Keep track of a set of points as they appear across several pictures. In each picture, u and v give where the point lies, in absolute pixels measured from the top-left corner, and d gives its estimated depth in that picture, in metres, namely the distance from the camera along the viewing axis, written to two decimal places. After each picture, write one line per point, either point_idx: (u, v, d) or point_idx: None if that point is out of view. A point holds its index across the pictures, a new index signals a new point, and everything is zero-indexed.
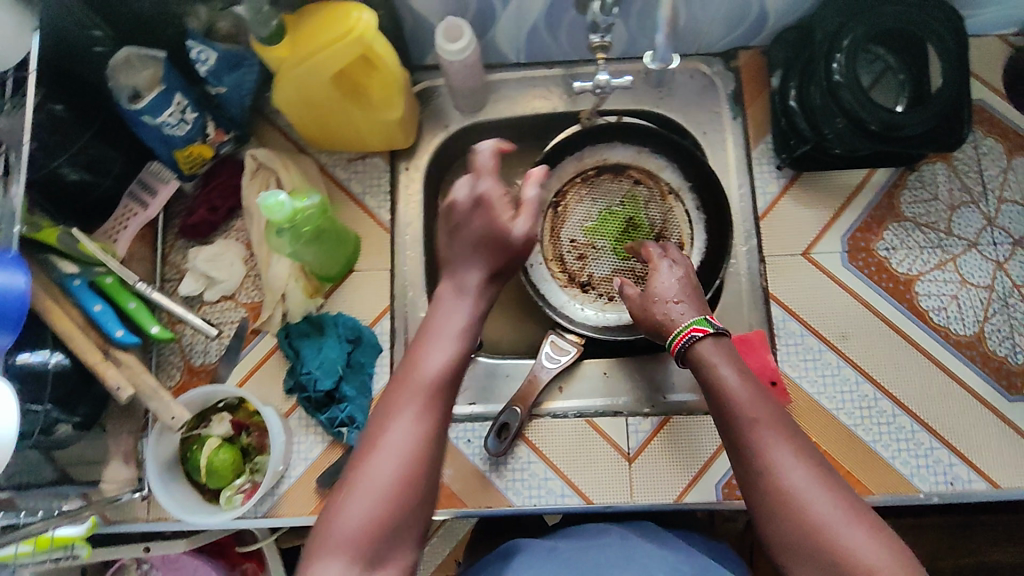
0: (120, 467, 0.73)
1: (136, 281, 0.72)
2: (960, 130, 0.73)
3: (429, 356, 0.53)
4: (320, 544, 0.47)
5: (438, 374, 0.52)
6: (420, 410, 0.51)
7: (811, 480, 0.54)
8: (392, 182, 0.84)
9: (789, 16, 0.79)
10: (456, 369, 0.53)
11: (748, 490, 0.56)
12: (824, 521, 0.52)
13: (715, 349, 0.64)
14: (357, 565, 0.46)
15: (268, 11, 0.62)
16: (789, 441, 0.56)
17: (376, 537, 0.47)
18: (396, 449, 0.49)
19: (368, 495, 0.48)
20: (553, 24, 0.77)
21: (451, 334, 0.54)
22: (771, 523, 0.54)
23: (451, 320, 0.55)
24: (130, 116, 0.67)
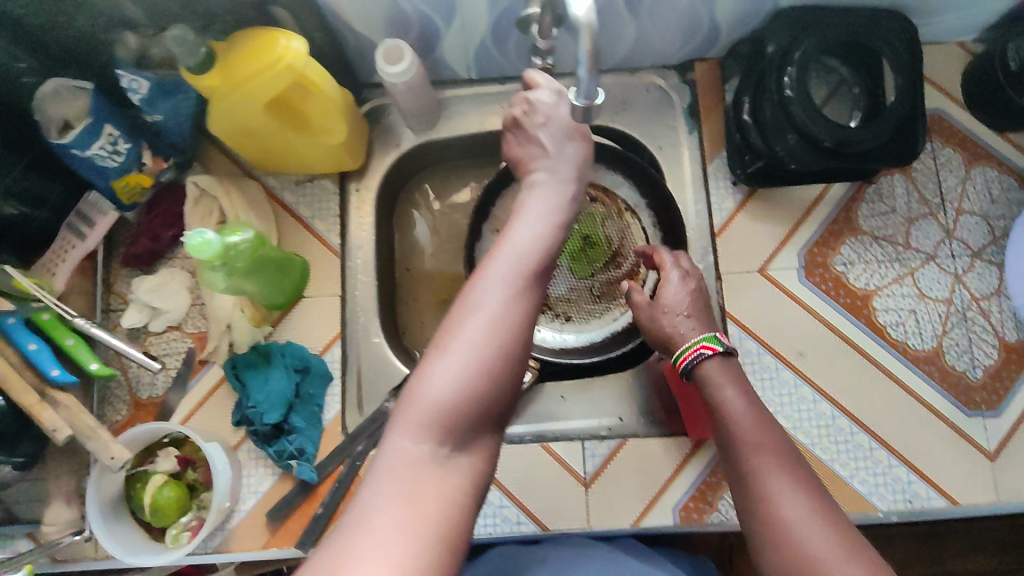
0: (61, 508, 0.72)
1: (74, 316, 0.71)
2: (914, 144, 0.70)
3: (523, 236, 0.52)
4: (404, 417, 0.46)
5: (531, 252, 0.51)
6: (515, 282, 0.49)
7: (809, 512, 0.53)
8: (342, 205, 0.82)
9: (743, 28, 0.76)
10: (550, 248, 0.53)
11: (745, 522, 0.56)
12: (818, 550, 0.50)
13: (724, 373, 0.65)
14: (440, 441, 0.46)
15: (194, 40, 0.59)
16: (790, 472, 0.56)
17: (462, 412, 0.46)
18: (490, 321, 0.48)
19: (456, 369, 0.46)
20: (499, 41, 0.75)
21: (545, 220, 0.54)
22: (765, 553, 0.53)
23: (548, 211, 0.55)
24: (60, 150, 0.66)
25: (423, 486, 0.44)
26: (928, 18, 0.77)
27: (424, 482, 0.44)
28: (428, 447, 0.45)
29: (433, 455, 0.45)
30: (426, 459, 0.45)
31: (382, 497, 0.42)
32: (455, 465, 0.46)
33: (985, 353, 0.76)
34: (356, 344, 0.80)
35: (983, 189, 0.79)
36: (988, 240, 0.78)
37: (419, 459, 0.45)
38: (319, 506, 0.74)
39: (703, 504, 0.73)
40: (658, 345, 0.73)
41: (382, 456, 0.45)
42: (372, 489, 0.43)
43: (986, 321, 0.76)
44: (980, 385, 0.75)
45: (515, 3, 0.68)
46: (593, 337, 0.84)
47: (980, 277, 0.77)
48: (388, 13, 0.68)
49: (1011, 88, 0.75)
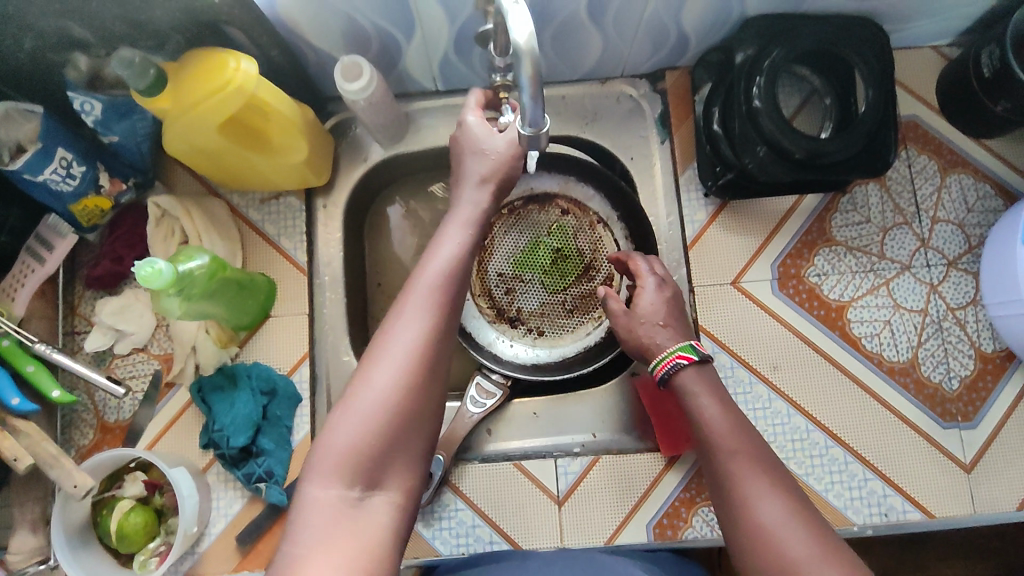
0: (27, 536, 0.69)
1: (35, 342, 0.68)
2: (886, 155, 0.69)
3: (432, 269, 0.52)
4: (316, 464, 0.46)
5: (437, 284, 0.51)
6: (421, 317, 0.50)
7: (786, 514, 0.52)
8: (309, 221, 0.80)
9: (711, 37, 0.75)
10: (458, 278, 0.53)
11: (727, 530, 0.55)
12: (793, 552, 0.49)
13: (699, 381, 0.64)
14: (354, 485, 0.45)
15: (142, 61, 0.57)
16: (767, 476, 0.55)
17: (374, 455, 0.46)
18: (397, 360, 0.48)
19: (366, 412, 0.46)
20: (463, 53, 0.74)
21: (452, 249, 0.54)
22: (746, 558, 0.52)
23: (458, 239, 0.55)
24: (13, 176, 0.64)
25: (337, 530, 0.43)
26: (899, 24, 0.76)
27: (337, 527, 0.43)
28: (342, 493, 0.45)
29: (347, 499, 0.45)
30: (339, 505, 0.44)
31: (294, 548, 0.42)
32: (372, 508, 0.45)
33: (962, 363, 0.75)
34: (326, 362, 0.79)
35: (958, 197, 0.78)
36: (964, 248, 0.77)
37: (331, 506, 0.44)
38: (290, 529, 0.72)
39: (678, 520, 0.72)
40: (634, 355, 0.72)
41: (298, 505, 0.45)
42: (289, 539, 0.43)
43: (962, 330, 0.75)
44: (957, 396, 0.74)
45: (476, 16, 0.66)
46: (567, 353, 0.82)
47: (956, 286, 0.76)
48: (345, 26, 0.67)
49: (988, 97, 0.73)
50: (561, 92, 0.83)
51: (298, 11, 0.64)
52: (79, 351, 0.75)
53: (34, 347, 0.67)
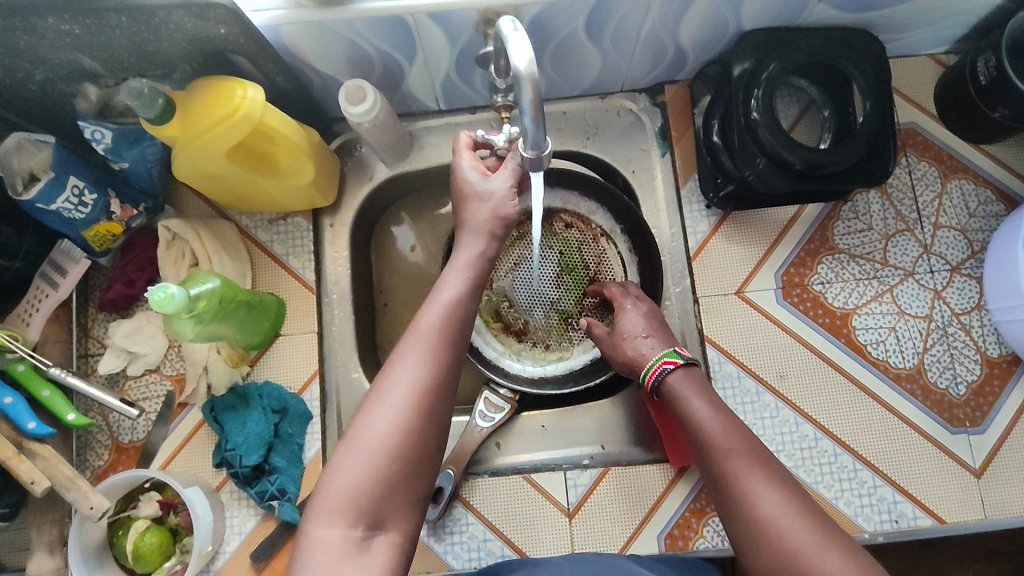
0: (45, 557, 0.69)
1: (50, 366, 0.69)
2: (886, 163, 0.70)
3: (435, 311, 0.54)
4: (318, 505, 0.46)
5: (436, 330, 0.53)
6: (424, 359, 0.51)
7: (784, 505, 0.52)
8: (317, 240, 0.81)
9: (708, 51, 0.76)
10: (460, 321, 0.54)
11: (730, 528, 0.55)
12: (796, 541, 0.50)
13: (689, 382, 0.65)
14: (358, 523, 0.46)
15: (151, 91, 0.59)
16: (763, 469, 0.56)
17: (377, 494, 0.47)
18: (396, 405, 0.49)
19: (368, 453, 0.47)
20: (466, 74, 0.75)
21: (451, 299, 0.55)
22: (752, 555, 0.52)
23: (459, 286, 0.56)
24: (26, 206, 0.66)
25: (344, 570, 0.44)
26: (894, 34, 0.77)
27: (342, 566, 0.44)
28: (345, 532, 0.46)
29: (349, 540, 0.45)
30: (343, 544, 0.45)
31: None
32: (373, 549, 0.46)
33: (968, 369, 0.75)
34: (335, 380, 0.79)
35: (960, 203, 0.79)
36: (967, 253, 0.77)
37: (336, 546, 0.45)
38: None
39: (689, 531, 0.72)
40: (625, 372, 0.73)
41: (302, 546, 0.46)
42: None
43: (967, 335, 0.76)
44: (964, 401, 0.74)
45: (476, 38, 0.68)
46: (574, 364, 0.83)
47: (960, 291, 0.77)
48: (348, 50, 0.69)
49: (985, 104, 0.74)
50: (562, 108, 0.84)
51: (302, 38, 0.65)
52: (94, 373, 0.77)
53: (49, 371, 0.68)
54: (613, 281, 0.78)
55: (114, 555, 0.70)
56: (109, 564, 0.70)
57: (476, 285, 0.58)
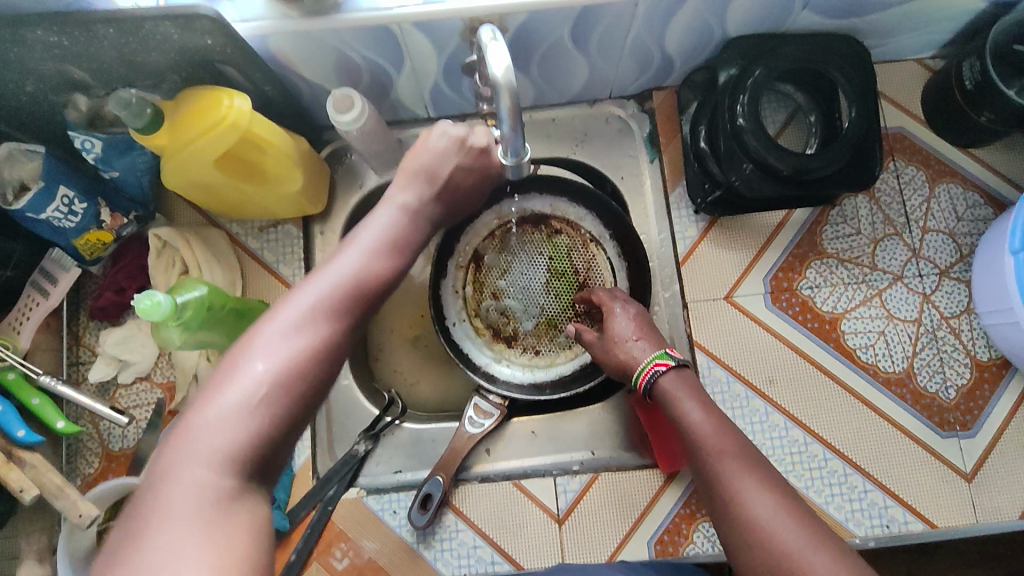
0: (34, 566, 0.69)
1: (40, 375, 0.69)
2: (872, 167, 0.71)
3: (346, 262, 0.51)
4: (186, 442, 0.42)
5: (345, 280, 0.50)
6: (325, 306, 0.48)
7: (776, 508, 0.52)
8: (308, 247, 0.82)
9: (695, 57, 0.77)
10: (374, 278, 0.52)
11: (722, 532, 0.55)
12: (787, 545, 0.50)
13: (681, 384, 0.64)
14: (229, 477, 0.41)
15: (139, 101, 0.59)
16: (755, 471, 0.56)
17: (253, 446, 0.43)
18: (284, 349, 0.45)
19: (240, 398, 0.43)
20: (453, 81, 0.76)
21: (367, 252, 0.52)
22: (744, 556, 0.52)
23: (379, 243, 0.54)
24: (17, 215, 0.67)
25: (204, 526, 0.39)
26: (880, 40, 0.77)
27: (206, 523, 0.39)
28: (213, 478, 0.41)
29: (218, 485, 0.41)
30: (212, 492, 0.40)
31: (148, 546, 0.38)
32: (245, 502, 0.41)
33: (958, 372, 0.75)
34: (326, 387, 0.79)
35: (948, 207, 0.79)
36: (956, 257, 0.78)
37: (203, 491, 0.40)
38: (292, 554, 0.71)
39: (679, 537, 0.72)
40: (616, 375, 0.72)
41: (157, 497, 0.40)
42: (145, 533, 0.38)
43: (957, 339, 0.76)
44: (954, 406, 0.74)
45: (463, 47, 0.69)
46: (560, 370, 0.83)
47: (948, 295, 0.77)
48: (336, 59, 0.69)
49: (971, 109, 0.74)
50: (551, 115, 0.85)
51: (289, 47, 0.66)
52: (84, 381, 0.77)
53: (39, 379, 0.68)
54: (601, 288, 0.78)
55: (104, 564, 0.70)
56: None
57: (405, 254, 0.55)
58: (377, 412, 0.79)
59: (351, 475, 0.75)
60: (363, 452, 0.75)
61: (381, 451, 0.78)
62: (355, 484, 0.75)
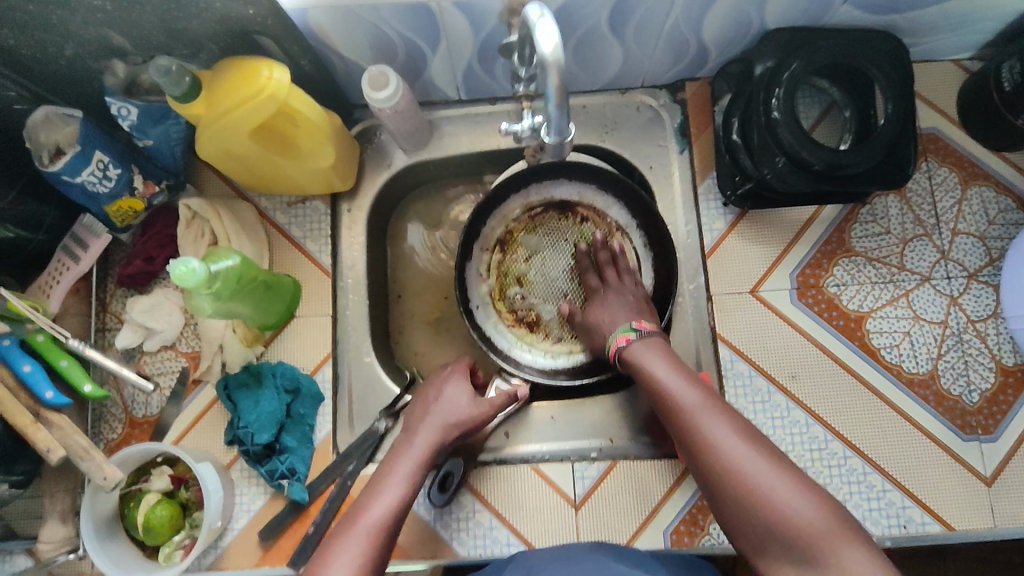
0: (57, 526, 0.70)
1: (68, 338, 0.68)
2: (905, 166, 0.71)
3: (381, 507, 0.60)
4: None
5: (388, 518, 0.59)
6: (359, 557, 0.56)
7: (748, 450, 0.56)
8: (334, 224, 0.82)
9: (731, 49, 0.76)
10: (398, 509, 0.60)
11: (698, 473, 0.59)
12: (761, 484, 0.54)
13: (647, 351, 0.68)
14: None
15: (179, 70, 0.60)
16: (728, 416, 0.59)
17: None
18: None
19: None
20: (487, 63, 0.75)
21: (398, 494, 0.61)
22: (720, 496, 0.56)
23: (404, 484, 0.63)
24: (51, 177, 0.67)
25: None
26: (917, 38, 0.77)
27: None
28: None
29: None
30: None
31: None
32: None
33: (982, 376, 0.75)
34: (347, 364, 0.79)
35: (979, 210, 0.78)
36: (985, 260, 0.77)
37: None
38: (311, 526, 0.72)
39: (695, 527, 0.72)
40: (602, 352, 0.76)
41: None
42: None
43: (982, 343, 0.75)
44: (977, 409, 0.74)
45: (500, 28, 0.68)
46: (578, 356, 0.84)
47: (976, 298, 0.76)
48: (373, 36, 0.69)
49: (1008, 111, 0.73)
50: (582, 102, 0.84)
51: (327, 21, 0.66)
52: (110, 347, 0.77)
53: (68, 341, 0.68)
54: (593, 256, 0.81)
55: (126, 526, 0.71)
56: (120, 534, 0.71)
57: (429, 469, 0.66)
58: (398, 391, 0.78)
59: (370, 452, 0.75)
60: (383, 430, 0.76)
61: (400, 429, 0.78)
62: (373, 460, 0.76)
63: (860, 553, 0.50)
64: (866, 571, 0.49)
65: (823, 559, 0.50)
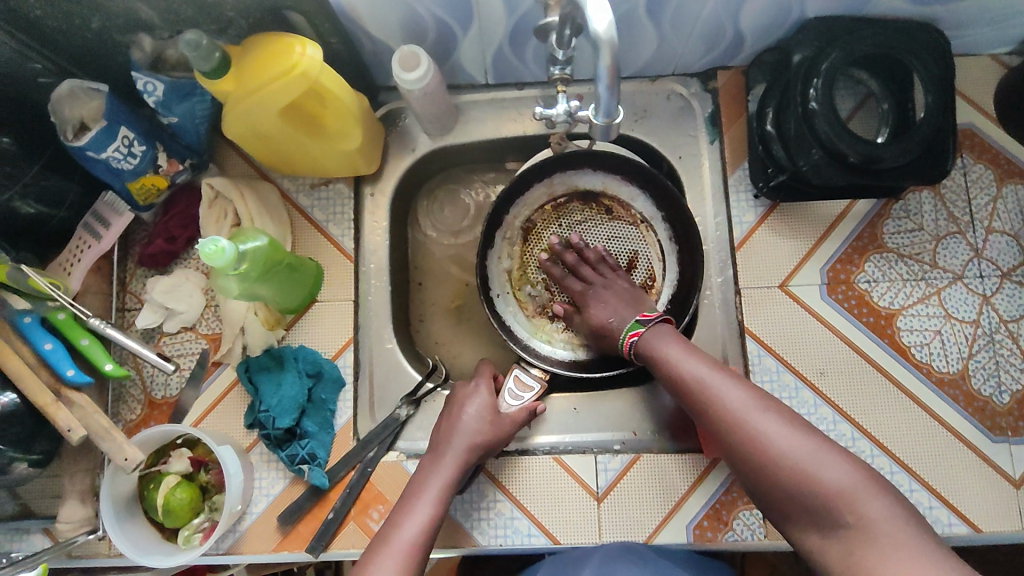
0: (77, 506, 0.69)
1: (90, 317, 0.67)
2: (943, 161, 0.69)
3: (410, 529, 0.62)
4: None
5: (416, 539, 0.61)
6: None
7: (777, 424, 0.57)
8: (357, 208, 0.81)
9: (767, 37, 0.75)
10: (428, 530, 0.63)
11: (728, 453, 0.59)
12: (795, 454, 0.55)
13: (662, 336, 0.68)
14: None
15: (209, 44, 0.58)
16: (752, 393, 0.60)
17: None
18: None
19: None
20: (518, 46, 0.74)
21: (425, 515, 0.63)
22: (755, 472, 0.57)
23: (432, 502, 0.65)
24: (75, 152, 0.66)
25: None
26: (958, 31, 0.75)
27: None
28: None
29: None
30: None
31: None
32: None
33: (1014, 377, 0.74)
34: (369, 349, 0.79)
35: (1014, 209, 0.77)
36: (1020, 260, 0.76)
37: None
38: (329, 511, 0.72)
39: (718, 523, 0.71)
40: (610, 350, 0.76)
41: None
42: None
43: (1015, 344, 0.74)
44: (1007, 411, 0.73)
45: (536, 9, 0.67)
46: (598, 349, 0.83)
47: (1009, 298, 0.75)
48: (404, 16, 0.68)
49: None
50: None
51: None
52: (130, 327, 0.77)
53: (89, 320, 0.67)
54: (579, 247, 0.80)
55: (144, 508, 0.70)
56: (138, 516, 0.70)
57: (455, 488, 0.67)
58: (419, 378, 0.79)
59: (390, 439, 0.75)
60: (405, 417, 0.76)
61: (421, 417, 0.78)
62: (394, 448, 0.75)
63: (887, 507, 0.51)
64: (893, 523, 0.50)
65: (849, 518, 0.52)
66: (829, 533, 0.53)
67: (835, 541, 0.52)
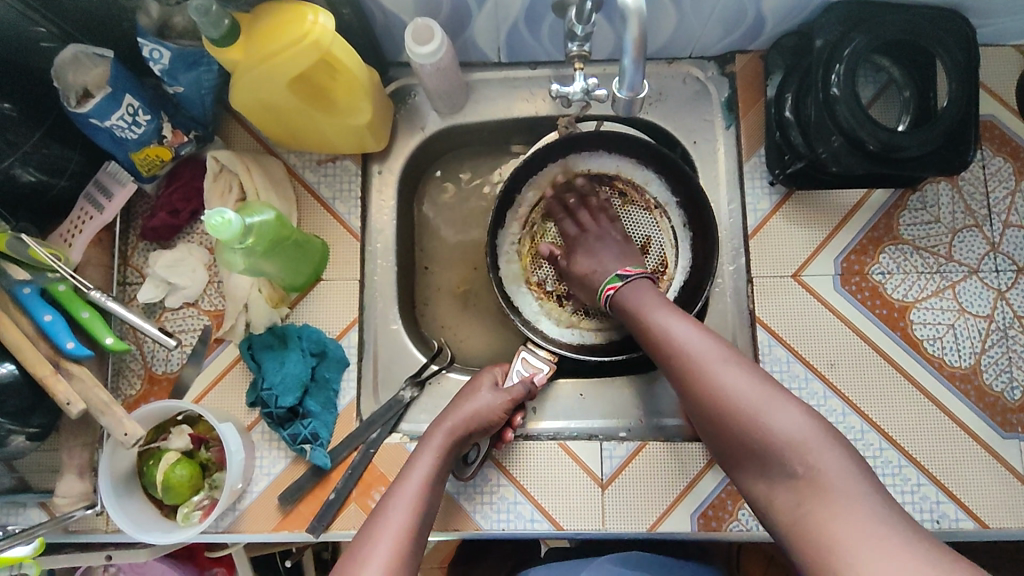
0: (75, 480, 0.68)
1: (90, 288, 0.65)
2: (965, 151, 0.68)
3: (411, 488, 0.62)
4: None
5: (417, 498, 0.61)
6: (396, 534, 0.57)
7: (737, 373, 0.57)
8: (365, 185, 0.79)
9: (787, 21, 0.73)
10: (426, 490, 0.62)
11: (687, 400, 0.59)
12: (748, 402, 0.55)
13: (636, 291, 0.68)
14: None
15: (218, 11, 0.56)
16: (716, 343, 0.59)
17: None
18: (387, 550, 0.56)
19: None
20: (533, 23, 0.72)
21: (423, 475, 0.63)
22: (709, 418, 0.57)
23: (431, 463, 0.64)
24: (78, 119, 0.64)
25: None
26: (983, 20, 0.73)
27: None
28: None
29: None
30: None
31: None
32: None
33: None
34: (374, 329, 0.78)
35: None
36: None
37: None
38: (331, 492, 0.71)
39: (723, 513, 0.71)
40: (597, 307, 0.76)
41: None
42: None
43: None
44: (1018, 407, 0.72)
45: None
46: (607, 329, 0.81)
47: None
48: None
49: None
50: None
51: None
52: (132, 301, 0.75)
53: (90, 293, 0.65)
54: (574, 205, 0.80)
55: (143, 484, 0.69)
56: (137, 492, 0.69)
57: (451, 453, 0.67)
58: (424, 360, 0.78)
59: (394, 420, 0.74)
60: (409, 399, 0.74)
61: (426, 399, 0.77)
62: (397, 430, 0.74)
63: (838, 461, 0.51)
64: (842, 477, 0.50)
65: (798, 468, 0.52)
66: (776, 482, 0.53)
67: (782, 489, 0.52)
